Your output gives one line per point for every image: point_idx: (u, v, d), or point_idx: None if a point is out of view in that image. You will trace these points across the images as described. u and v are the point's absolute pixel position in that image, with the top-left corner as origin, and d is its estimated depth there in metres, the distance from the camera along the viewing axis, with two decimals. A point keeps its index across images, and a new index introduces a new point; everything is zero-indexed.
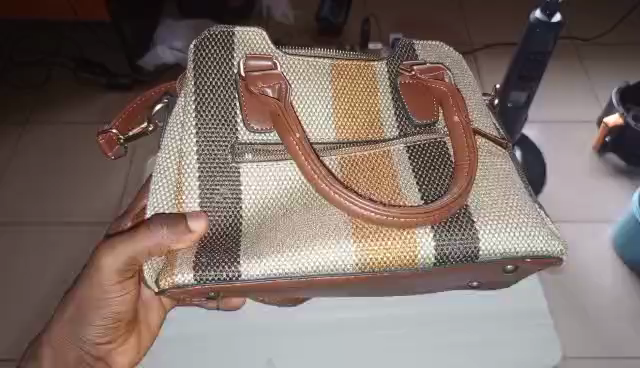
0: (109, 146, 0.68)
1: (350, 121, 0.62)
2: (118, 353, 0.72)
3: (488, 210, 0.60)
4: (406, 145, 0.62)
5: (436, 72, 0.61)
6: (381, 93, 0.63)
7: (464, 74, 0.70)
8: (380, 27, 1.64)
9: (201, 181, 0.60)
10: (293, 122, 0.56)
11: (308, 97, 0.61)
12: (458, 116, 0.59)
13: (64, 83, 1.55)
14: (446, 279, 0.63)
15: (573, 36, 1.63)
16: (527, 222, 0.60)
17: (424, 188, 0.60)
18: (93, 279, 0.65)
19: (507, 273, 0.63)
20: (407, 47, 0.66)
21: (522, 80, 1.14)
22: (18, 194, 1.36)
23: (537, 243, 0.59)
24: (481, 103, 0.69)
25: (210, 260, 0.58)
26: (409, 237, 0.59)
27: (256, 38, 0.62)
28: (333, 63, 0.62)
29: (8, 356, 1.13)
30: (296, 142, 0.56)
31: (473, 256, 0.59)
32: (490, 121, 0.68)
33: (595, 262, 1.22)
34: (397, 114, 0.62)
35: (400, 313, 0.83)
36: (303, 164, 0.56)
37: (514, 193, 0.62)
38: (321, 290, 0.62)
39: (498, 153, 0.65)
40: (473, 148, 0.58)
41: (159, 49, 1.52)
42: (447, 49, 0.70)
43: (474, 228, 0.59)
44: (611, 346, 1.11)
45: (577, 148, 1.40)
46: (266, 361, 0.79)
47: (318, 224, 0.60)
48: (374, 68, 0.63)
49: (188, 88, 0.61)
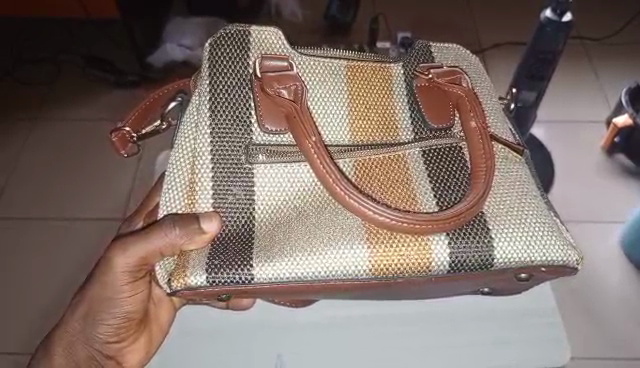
0: (122, 142, 0.67)
1: (364, 124, 0.61)
2: (129, 351, 0.72)
3: (504, 216, 0.60)
4: (421, 149, 0.61)
5: (452, 76, 0.60)
6: (396, 95, 0.62)
7: (480, 77, 0.69)
8: (388, 27, 1.63)
9: (214, 182, 0.60)
10: (309, 125, 0.56)
11: (323, 98, 0.60)
12: (474, 121, 0.59)
13: (70, 79, 1.55)
14: (460, 286, 0.63)
15: (582, 37, 1.62)
16: (542, 231, 0.59)
17: (440, 193, 0.60)
18: (105, 278, 0.65)
19: (521, 281, 0.62)
20: (424, 49, 0.66)
21: (531, 80, 1.13)
22: (23, 191, 1.35)
23: (551, 252, 0.59)
24: (497, 107, 0.68)
25: (223, 262, 0.58)
26: (423, 243, 0.59)
27: (272, 37, 0.61)
28: (348, 64, 0.62)
29: (16, 351, 1.14)
30: (311, 145, 0.55)
31: (487, 263, 0.59)
32: (506, 126, 0.67)
33: (605, 264, 1.21)
34: (412, 116, 0.62)
35: (411, 312, 0.82)
36: (318, 168, 0.55)
37: (529, 200, 0.61)
38: (334, 293, 0.62)
39: (514, 159, 0.64)
40: (490, 154, 0.58)
41: (168, 47, 1.52)
42: (464, 52, 0.69)
43: (489, 234, 0.59)
44: (619, 347, 1.11)
45: (586, 148, 1.39)
46: (275, 356, 0.79)
47: (331, 227, 0.59)
48: (390, 70, 0.63)
49: (202, 87, 0.61)
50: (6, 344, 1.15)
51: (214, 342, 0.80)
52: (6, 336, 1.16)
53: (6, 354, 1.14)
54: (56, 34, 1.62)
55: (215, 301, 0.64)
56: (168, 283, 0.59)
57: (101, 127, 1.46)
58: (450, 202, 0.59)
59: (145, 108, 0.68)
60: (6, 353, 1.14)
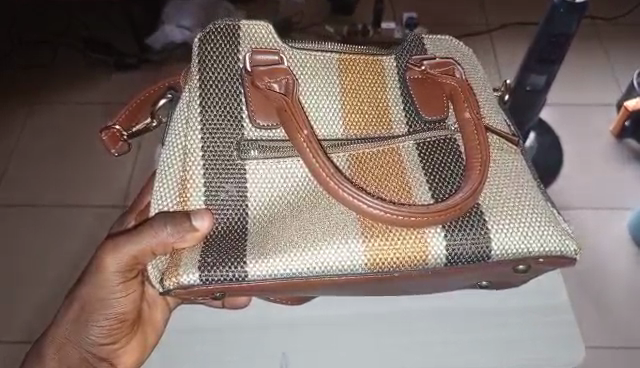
0: (113, 141, 0.65)
1: (358, 117, 0.59)
2: (122, 354, 0.70)
3: (501, 209, 0.58)
4: (416, 142, 0.59)
5: (445, 67, 0.57)
6: (389, 88, 0.60)
7: (475, 68, 0.66)
8: (393, 6, 1.58)
9: (206, 178, 0.58)
10: (301, 119, 0.54)
11: (316, 93, 0.58)
12: (468, 112, 0.56)
13: (68, 60, 1.54)
14: (457, 280, 0.60)
15: (594, 16, 1.56)
16: (540, 222, 0.57)
17: (435, 187, 0.57)
18: (95, 279, 0.64)
19: (519, 273, 0.60)
20: (417, 41, 0.64)
21: (543, 64, 1.08)
22: (23, 177, 1.35)
23: (549, 242, 0.57)
24: (493, 99, 0.65)
25: (216, 259, 0.56)
26: (418, 237, 0.57)
27: (262, 31, 0.59)
28: (340, 57, 0.60)
29: (18, 340, 1.14)
30: (304, 139, 0.53)
31: (484, 256, 0.57)
32: (501, 117, 0.64)
33: (613, 250, 1.19)
34: (406, 109, 0.60)
35: (411, 307, 0.79)
36: (312, 162, 0.53)
37: (527, 191, 0.59)
38: (331, 289, 0.60)
39: (510, 151, 0.62)
40: (486, 146, 0.55)
41: (167, 28, 1.49)
42: (457, 43, 0.67)
43: (486, 226, 0.57)
44: (627, 337, 1.09)
45: (597, 133, 1.35)
46: (280, 355, 0.76)
47: (326, 222, 0.58)
48: (382, 63, 0.60)
49: (192, 83, 0.59)
50: (8, 333, 1.15)
51: (216, 342, 0.76)
52: (7, 324, 1.16)
53: (9, 343, 1.14)
54: (54, 16, 1.61)
55: (210, 299, 0.62)
56: (160, 282, 0.58)
57: (100, 112, 1.44)
58: (445, 196, 0.57)
59: (136, 105, 0.66)
60: (8, 342, 1.14)
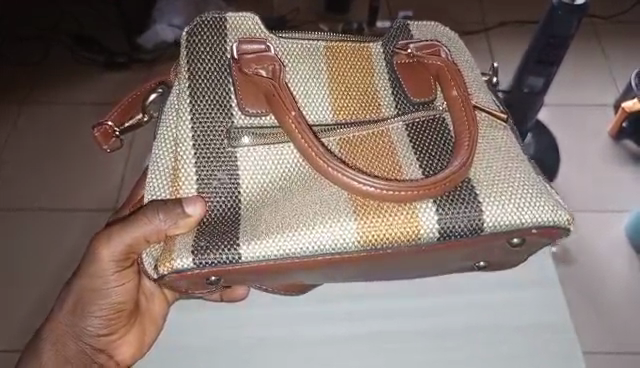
0: (105, 138, 0.64)
1: (347, 102, 0.57)
2: (120, 345, 0.69)
3: (491, 183, 0.56)
4: (406, 122, 0.57)
5: (432, 49, 0.56)
6: (377, 74, 0.58)
7: (462, 53, 0.65)
8: (389, 5, 1.57)
9: (196, 164, 0.56)
10: (290, 102, 0.52)
11: (304, 79, 0.57)
12: (456, 91, 0.55)
13: (58, 58, 1.51)
14: (452, 258, 0.58)
15: (592, 16, 1.56)
16: (530, 194, 0.56)
17: (425, 164, 0.56)
18: (91, 267, 0.63)
19: (516, 248, 0.58)
20: (402, 27, 0.62)
21: (539, 65, 1.07)
22: (11, 177, 1.32)
23: (540, 212, 0.55)
24: (480, 80, 0.64)
25: (209, 243, 0.54)
26: (409, 214, 0.55)
27: (248, 22, 0.58)
28: (325, 43, 0.58)
29: (8, 348, 1.11)
30: (293, 120, 0.52)
31: (477, 229, 0.55)
32: (490, 98, 0.63)
33: (611, 253, 1.18)
34: (396, 95, 0.58)
35: (399, 327, 0.76)
36: (301, 143, 0.52)
37: (517, 165, 0.58)
38: (325, 272, 0.58)
39: (497, 127, 0.60)
40: (473, 121, 0.54)
41: (158, 28, 1.48)
42: (443, 29, 0.65)
43: (477, 200, 0.55)
44: (625, 341, 1.08)
45: (594, 133, 1.35)
46: None
47: (317, 202, 0.56)
48: (370, 49, 0.59)
49: (181, 75, 0.57)
50: None
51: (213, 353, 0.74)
52: None
53: None
54: (45, 12, 1.59)
55: (207, 290, 0.60)
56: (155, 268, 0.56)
57: (93, 111, 1.42)
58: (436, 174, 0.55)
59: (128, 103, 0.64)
60: None
